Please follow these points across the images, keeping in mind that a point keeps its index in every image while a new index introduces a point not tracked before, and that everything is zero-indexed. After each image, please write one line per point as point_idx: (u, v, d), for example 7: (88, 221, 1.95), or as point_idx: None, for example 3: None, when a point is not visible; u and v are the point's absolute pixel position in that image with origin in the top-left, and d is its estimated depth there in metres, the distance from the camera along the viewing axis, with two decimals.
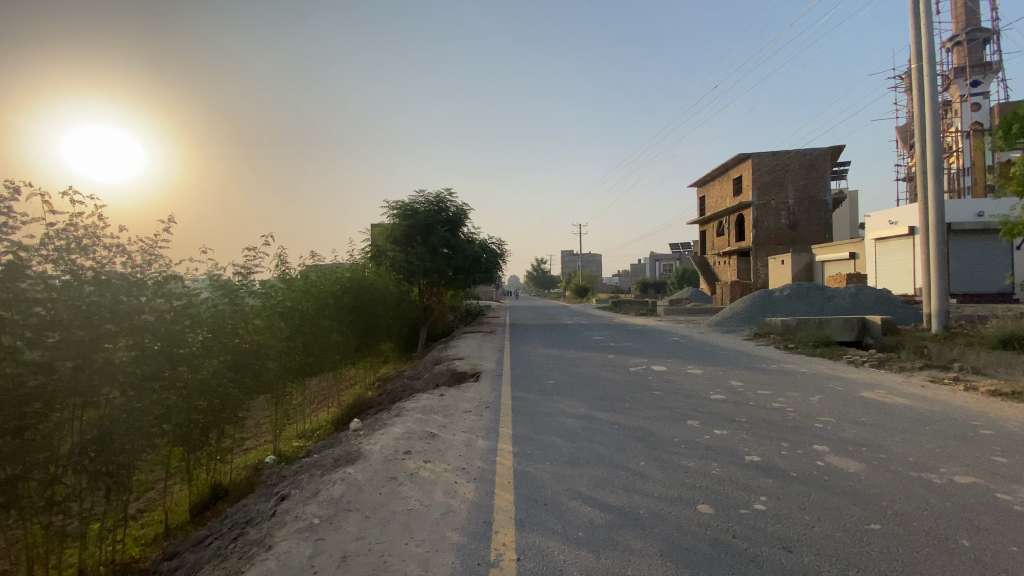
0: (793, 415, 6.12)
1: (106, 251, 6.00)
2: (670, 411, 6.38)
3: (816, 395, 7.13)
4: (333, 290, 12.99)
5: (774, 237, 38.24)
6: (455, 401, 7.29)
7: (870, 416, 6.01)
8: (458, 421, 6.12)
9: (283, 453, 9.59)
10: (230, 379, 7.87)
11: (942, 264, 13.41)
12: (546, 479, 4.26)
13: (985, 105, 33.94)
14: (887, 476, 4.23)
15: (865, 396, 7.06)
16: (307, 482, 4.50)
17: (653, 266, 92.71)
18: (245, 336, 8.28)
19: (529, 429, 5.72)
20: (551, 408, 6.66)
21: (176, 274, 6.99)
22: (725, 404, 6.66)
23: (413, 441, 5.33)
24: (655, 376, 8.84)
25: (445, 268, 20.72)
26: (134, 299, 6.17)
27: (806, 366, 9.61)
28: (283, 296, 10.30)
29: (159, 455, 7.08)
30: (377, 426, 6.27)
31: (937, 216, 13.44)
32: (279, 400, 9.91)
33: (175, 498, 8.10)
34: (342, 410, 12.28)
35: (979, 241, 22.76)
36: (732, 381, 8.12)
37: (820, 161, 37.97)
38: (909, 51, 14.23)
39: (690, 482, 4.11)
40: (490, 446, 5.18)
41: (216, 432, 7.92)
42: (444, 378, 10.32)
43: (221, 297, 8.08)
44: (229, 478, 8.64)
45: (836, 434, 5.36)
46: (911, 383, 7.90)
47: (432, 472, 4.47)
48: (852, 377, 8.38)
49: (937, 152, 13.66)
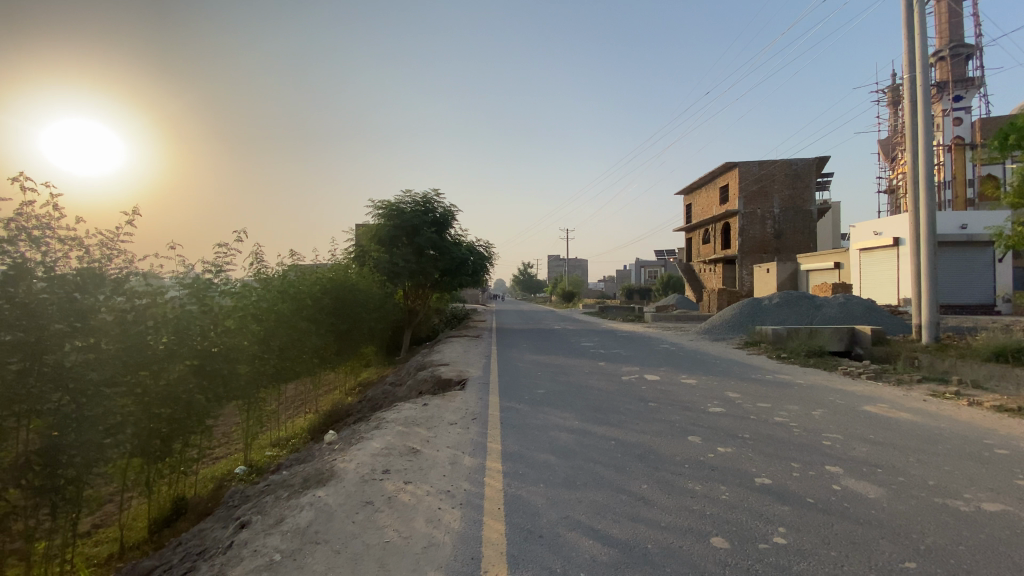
0: (797, 430, 5.78)
1: (56, 245, 5.49)
2: (668, 424, 5.99)
3: (817, 408, 6.82)
4: (312, 291, 12.38)
5: (760, 246, 38.45)
6: (439, 412, 6.83)
7: (879, 433, 5.72)
8: (442, 435, 5.66)
9: (254, 464, 9.00)
10: (197, 386, 7.31)
11: (933, 275, 13.34)
12: (540, 505, 3.83)
13: (967, 120, 34.54)
14: (911, 504, 3.90)
15: (867, 411, 6.75)
16: (272, 507, 4.02)
17: (638, 272, 93.45)
18: (213, 340, 7.69)
19: (519, 445, 5.28)
20: (541, 421, 6.22)
21: (140, 271, 6.46)
22: (726, 418, 6.29)
23: (393, 458, 4.86)
24: (648, 386, 8.45)
25: (431, 270, 20.22)
26: (91, 297, 5.66)
27: (801, 376, 9.35)
28: (258, 295, 9.67)
29: (116, 467, 6.48)
30: (353, 440, 5.77)
31: (929, 227, 13.37)
32: (249, 407, 9.31)
33: (134, 514, 7.45)
34: (319, 418, 11.69)
35: (962, 253, 22.99)
36: (729, 393, 7.77)
37: (806, 171, 38.29)
38: (902, 61, 14.17)
39: (698, 510, 3.72)
40: (477, 464, 4.73)
41: (180, 442, 7.37)
42: (428, 386, 9.82)
43: (190, 299, 7.45)
44: (193, 491, 8.01)
45: (847, 453, 5.02)
46: (913, 397, 7.65)
47: (413, 496, 4.00)
48: (851, 390, 8.11)
49: (929, 163, 13.59)
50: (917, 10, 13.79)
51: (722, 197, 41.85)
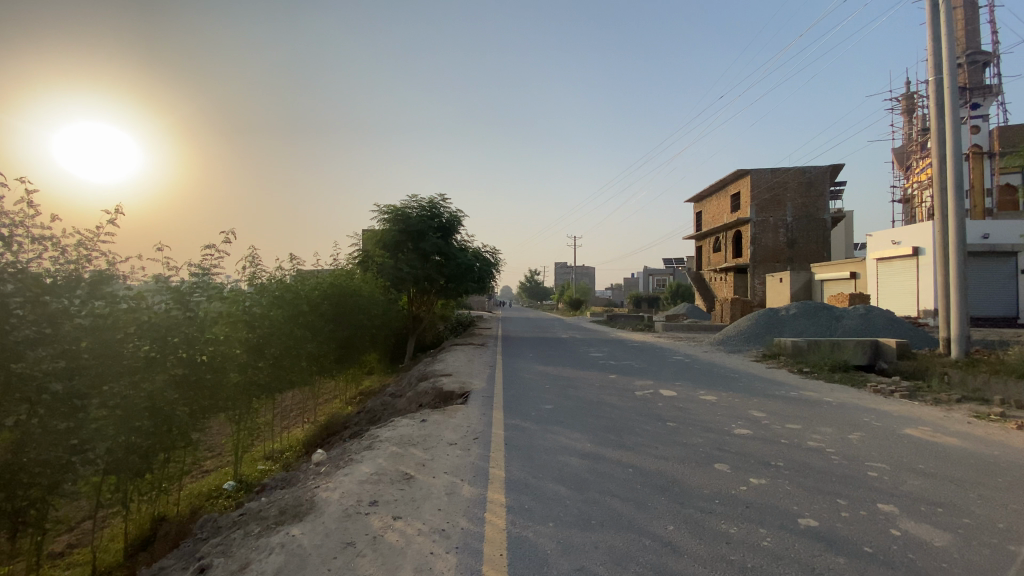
0: (836, 458, 5.18)
1: (26, 243, 5.03)
2: (690, 449, 5.39)
3: (853, 431, 6.19)
4: (311, 297, 11.90)
5: (772, 254, 37.65)
6: (437, 430, 6.27)
7: (929, 462, 5.11)
8: (440, 458, 5.11)
9: (243, 479, 8.51)
10: (178, 398, 6.77)
11: (962, 286, 12.69)
12: (549, 551, 3.26)
13: (984, 129, 33.80)
14: (986, 554, 3.30)
15: (909, 435, 6.11)
16: (238, 548, 3.51)
17: (645, 280, 92.44)
18: (201, 348, 7.15)
19: (525, 471, 4.72)
20: (550, 443, 5.66)
21: (120, 274, 5.94)
22: (754, 442, 5.70)
23: (383, 487, 4.31)
24: (664, 403, 7.83)
25: (436, 276, 19.72)
26: (63, 301, 5.21)
27: (829, 394, 8.70)
28: (251, 301, 9.21)
29: (87, 484, 5.98)
30: (342, 461, 5.25)
31: (958, 236, 12.71)
32: (239, 418, 8.79)
33: (110, 533, 6.95)
34: (316, 429, 11.20)
35: (983, 264, 22.19)
36: (753, 412, 7.15)
37: (819, 179, 37.54)
38: (929, 63, 13.54)
39: (737, 561, 3.14)
40: (477, 495, 4.18)
41: (162, 457, 6.85)
42: (428, 399, 9.25)
43: (173, 304, 6.83)
44: (176, 509, 7.52)
45: (897, 488, 4.41)
46: (955, 419, 7.01)
47: (401, 537, 3.44)
48: (886, 410, 7.48)
49: (957, 170, 12.94)
50: (944, 11, 13.17)
51: (733, 205, 41.13)
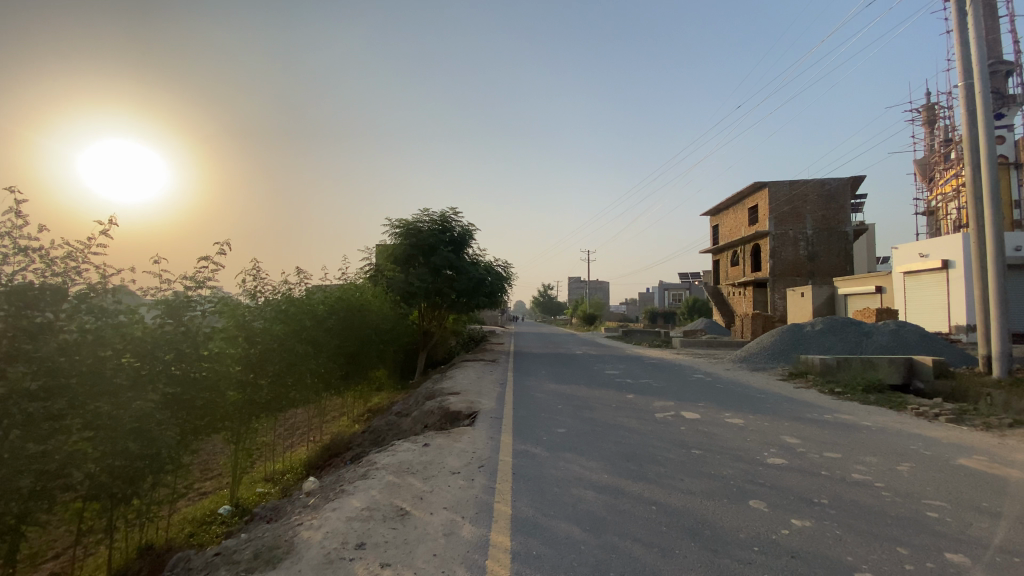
0: (887, 493, 4.58)
1: (9, 254, 4.71)
2: (719, 483, 4.81)
3: (901, 462, 5.55)
4: (317, 312, 11.55)
5: (793, 268, 36.74)
6: (440, 456, 5.77)
7: (995, 499, 4.48)
8: (440, 490, 4.63)
9: (240, 503, 8.06)
10: (167, 419, 6.29)
11: (1003, 301, 11.89)
12: None
13: (1009, 139, 32.79)
14: None
15: (964, 466, 5.45)
16: None
17: (661, 295, 91.10)
18: (195, 366, 6.74)
19: (535, 508, 4.21)
20: (562, 473, 5.14)
21: (112, 289, 5.65)
22: (791, 473, 5.11)
23: (374, 525, 3.84)
24: (687, 427, 7.23)
25: (447, 290, 19.32)
26: (45, 314, 4.89)
27: (867, 416, 8.04)
28: (254, 315, 8.90)
29: (66, 510, 5.54)
30: (332, 492, 4.79)
31: (996, 248, 11.96)
32: (238, 438, 8.39)
33: (94, 563, 6.48)
34: (319, 449, 10.77)
35: (1018, 278, 21.15)
36: (787, 438, 6.52)
37: (841, 192, 36.60)
38: (958, 69, 12.90)
39: None
40: (478, 536, 3.69)
41: (150, 483, 6.35)
42: (434, 421, 8.76)
43: (165, 316, 6.51)
44: (166, 536, 7.04)
45: (963, 531, 3.82)
46: (1013, 447, 6.31)
47: None
48: (933, 436, 6.80)
49: (993, 178, 12.23)
50: (973, 13, 12.57)
51: (751, 219, 40.31)
